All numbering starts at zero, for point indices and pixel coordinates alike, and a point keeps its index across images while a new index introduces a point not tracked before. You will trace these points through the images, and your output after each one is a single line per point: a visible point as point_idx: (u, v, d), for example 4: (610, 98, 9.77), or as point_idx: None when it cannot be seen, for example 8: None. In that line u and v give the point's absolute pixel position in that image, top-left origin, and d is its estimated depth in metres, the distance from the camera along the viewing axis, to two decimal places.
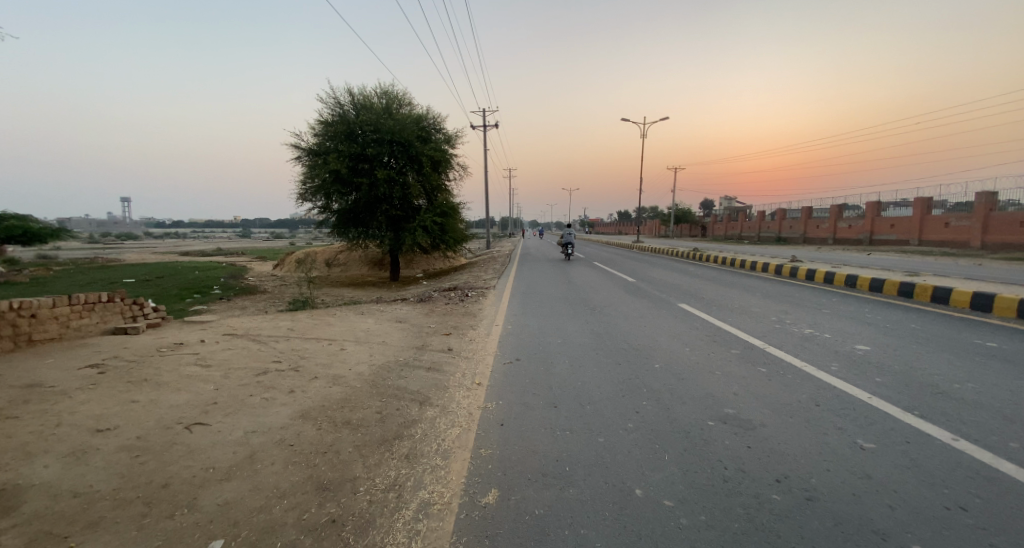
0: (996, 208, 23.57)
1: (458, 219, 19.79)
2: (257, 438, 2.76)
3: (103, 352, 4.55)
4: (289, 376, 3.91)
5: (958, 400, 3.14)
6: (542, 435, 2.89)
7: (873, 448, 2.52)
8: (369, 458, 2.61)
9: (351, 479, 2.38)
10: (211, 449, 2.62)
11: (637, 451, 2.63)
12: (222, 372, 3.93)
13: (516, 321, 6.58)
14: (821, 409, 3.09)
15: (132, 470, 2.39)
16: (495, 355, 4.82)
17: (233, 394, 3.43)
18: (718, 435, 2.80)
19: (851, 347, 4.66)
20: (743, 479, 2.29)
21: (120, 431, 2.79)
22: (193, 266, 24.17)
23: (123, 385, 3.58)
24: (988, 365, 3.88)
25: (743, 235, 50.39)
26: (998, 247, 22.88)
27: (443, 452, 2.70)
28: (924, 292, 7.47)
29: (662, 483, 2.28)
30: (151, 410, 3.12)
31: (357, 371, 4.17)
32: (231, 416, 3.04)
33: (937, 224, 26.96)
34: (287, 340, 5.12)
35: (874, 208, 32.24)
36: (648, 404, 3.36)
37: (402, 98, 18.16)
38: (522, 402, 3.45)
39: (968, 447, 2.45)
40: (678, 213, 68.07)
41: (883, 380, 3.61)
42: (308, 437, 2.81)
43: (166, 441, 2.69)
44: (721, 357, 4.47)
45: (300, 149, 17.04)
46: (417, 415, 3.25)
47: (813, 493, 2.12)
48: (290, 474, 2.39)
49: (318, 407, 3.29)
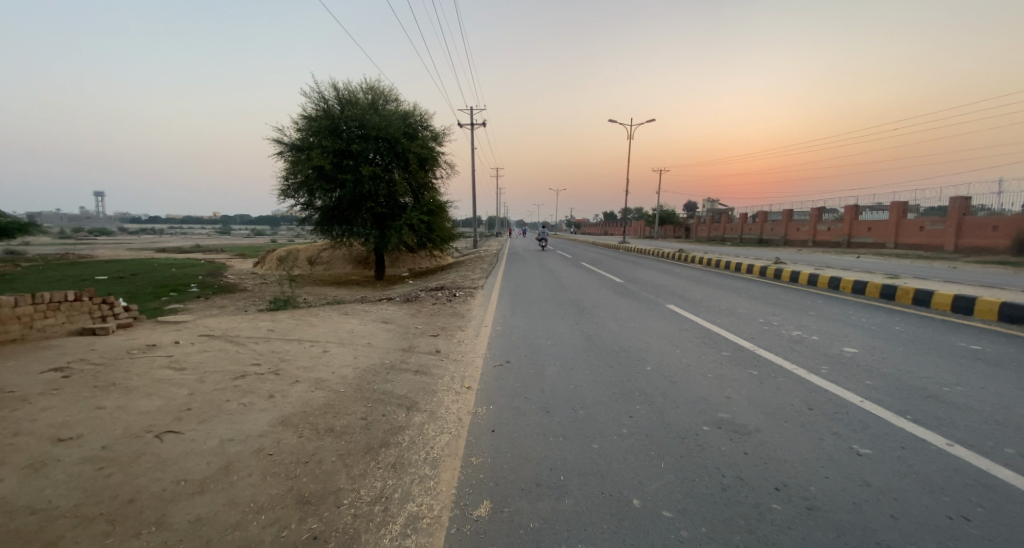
0: (969, 213, 24.52)
1: (445, 217, 19.60)
2: (233, 447, 2.59)
3: (68, 354, 4.28)
4: (269, 380, 3.73)
5: (949, 404, 3.16)
6: (535, 442, 2.80)
7: (869, 453, 2.50)
8: (354, 468, 2.47)
9: (334, 491, 2.24)
10: (183, 460, 2.45)
11: (632, 458, 2.56)
12: (197, 376, 3.72)
13: (505, 322, 6.49)
14: (815, 413, 3.08)
15: (95, 484, 2.20)
16: (484, 358, 4.71)
17: (208, 399, 3.24)
18: (713, 441, 2.75)
19: (839, 349, 4.69)
20: (742, 487, 2.24)
21: (84, 441, 2.59)
22: (170, 263, 23.42)
23: (89, 390, 3.35)
24: (975, 369, 3.94)
25: (726, 237, 51.33)
26: (971, 251, 23.77)
27: (433, 461, 2.59)
28: (905, 294, 7.63)
29: (661, 493, 2.21)
30: (119, 417, 2.92)
31: (340, 374, 4.02)
32: (206, 424, 2.86)
33: (913, 227, 27.77)
34: (267, 342, 4.92)
35: (852, 212, 33.16)
36: (641, 408, 3.30)
37: (388, 94, 17.83)
38: (513, 407, 3.36)
39: (963, 452, 2.45)
40: (663, 215, 68.98)
41: (874, 383, 3.63)
42: (289, 446, 2.66)
43: (133, 452, 2.50)
44: (712, 360, 4.44)
45: (283, 144, 16.58)
46: (404, 421, 3.12)
47: (814, 502, 2.08)
48: (268, 487, 2.24)
49: (299, 413, 3.13)
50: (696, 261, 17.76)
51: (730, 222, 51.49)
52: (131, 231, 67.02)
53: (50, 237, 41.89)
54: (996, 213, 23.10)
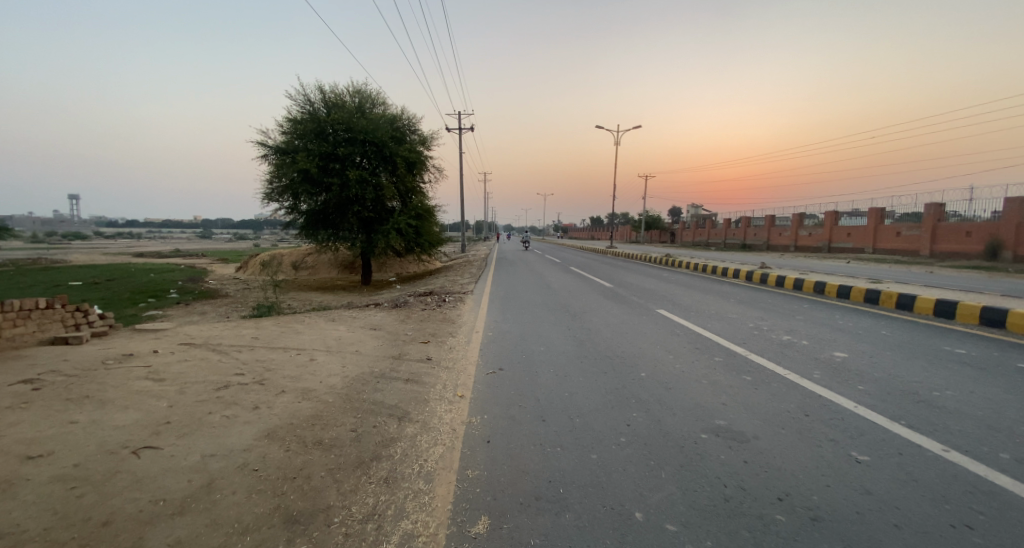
0: (944, 219, 25.36)
1: (432, 221, 19.46)
2: (216, 463, 2.46)
3: (38, 365, 4.03)
4: (253, 391, 3.58)
5: (940, 408, 3.23)
6: (532, 453, 2.73)
7: (868, 461, 2.52)
8: (344, 483, 2.37)
9: (324, 509, 2.14)
10: (162, 477, 2.30)
11: (632, 469, 2.51)
12: (177, 387, 3.54)
13: (495, 328, 6.41)
14: (810, 419, 3.09)
15: (65, 505, 2.04)
16: (477, 365, 4.62)
17: (189, 412, 3.07)
18: (713, 449, 2.72)
19: (829, 353, 4.75)
20: (744, 498, 2.21)
21: (54, 457, 2.40)
22: (148, 268, 22.73)
23: (60, 402, 3.12)
24: (962, 372, 4.04)
25: (710, 242, 52.10)
26: (946, 255, 24.66)
27: (427, 475, 2.50)
28: (888, 299, 7.80)
29: (664, 505, 2.16)
30: (93, 430, 2.72)
31: (329, 384, 3.88)
32: (186, 438, 2.71)
33: (890, 233, 28.57)
34: (251, 350, 4.74)
35: (833, 218, 33.99)
36: (638, 416, 3.26)
37: (376, 97, 17.65)
38: (508, 416, 3.29)
39: (959, 458, 2.50)
40: (648, 220, 69.84)
41: (866, 388, 3.68)
42: (275, 461, 2.53)
43: (108, 469, 2.33)
44: (706, 365, 4.44)
45: (267, 147, 16.30)
46: (396, 432, 3.02)
47: (818, 512, 2.07)
48: (253, 505, 2.12)
49: (285, 425, 3.00)
50: (684, 265, 17.91)
51: (714, 227, 52.19)
52: (108, 236, 64.91)
53: (19, 242, 40.25)
54: (967, 219, 23.88)
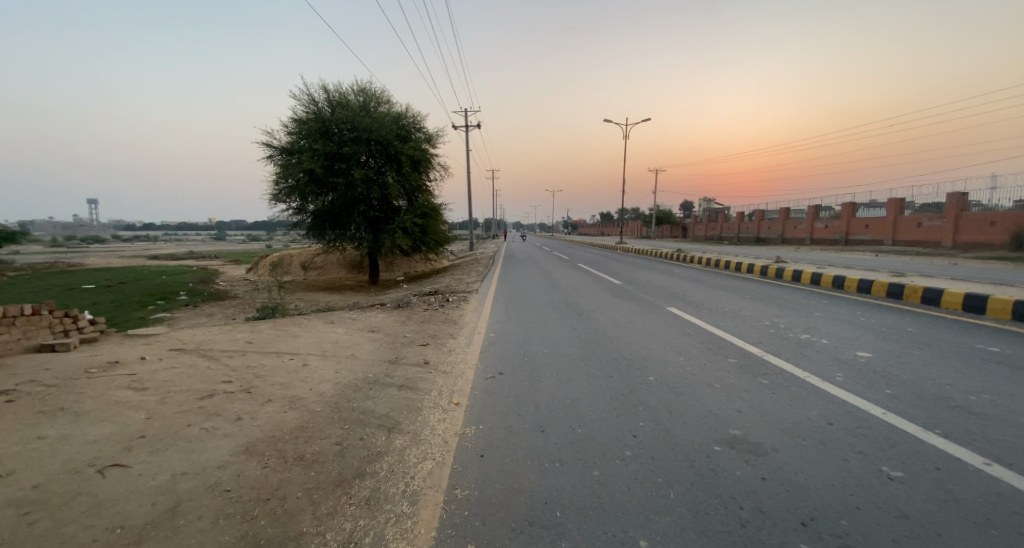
0: (967, 209, 24.47)
1: (439, 219, 19.28)
2: (186, 483, 2.28)
3: (18, 375, 3.91)
4: (239, 400, 3.41)
5: (977, 414, 2.94)
6: (527, 470, 2.50)
7: (902, 477, 2.26)
8: (321, 506, 2.17)
9: (296, 537, 1.94)
10: (125, 500, 2.12)
11: (637, 488, 2.27)
12: (159, 397, 3.39)
13: (498, 330, 6.19)
14: (835, 428, 2.83)
15: (15, 534, 1.87)
16: (476, 369, 4.43)
17: (167, 425, 2.91)
18: (728, 464, 2.48)
19: (852, 353, 4.44)
20: (763, 522, 1.96)
21: (14, 479, 2.24)
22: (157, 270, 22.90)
23: (32, 417, 2.97)
24: (999, 373, 3.73)
25: (723, 235, 51.36)
26: (969, 247, 23.77)
27: (412, 495, 2.29)
28: (914, 292, 7.40)
29: (671, 531, 1.93)
30: (61, 448, 2.55)
31: (319, 391, 3.71)
32: (159, 455, 2.54)
33: (910, 224, 27.77)
34: (242, 355, 4.60)
35: (849, 209, 33.02)
36: (645, 425, 3.03)
37: (380, 96, 17.53)
38: (505, 427, 3.07)
39: (1003, 473, 2.22)
40: (660, 215, 69.43)
41: (893, 392, 3.39)
42: (250, 480, 2.35)
43: (68, 491, 2.16)
44: (719, 368, 4.18)
45: (273, 148, 16.30)
46: (383, 446, 2.82)
47: (847, 541, 1.81)
48: (218, 533, 1.93)
49: (266, 439, 2.82)
50: (695, 261, 17.62)
51: (727, 221, 51.41)
52: (125, 238, 66.45)
53: (42, 245, 41.73)
54: (990, 209, 23.07)
